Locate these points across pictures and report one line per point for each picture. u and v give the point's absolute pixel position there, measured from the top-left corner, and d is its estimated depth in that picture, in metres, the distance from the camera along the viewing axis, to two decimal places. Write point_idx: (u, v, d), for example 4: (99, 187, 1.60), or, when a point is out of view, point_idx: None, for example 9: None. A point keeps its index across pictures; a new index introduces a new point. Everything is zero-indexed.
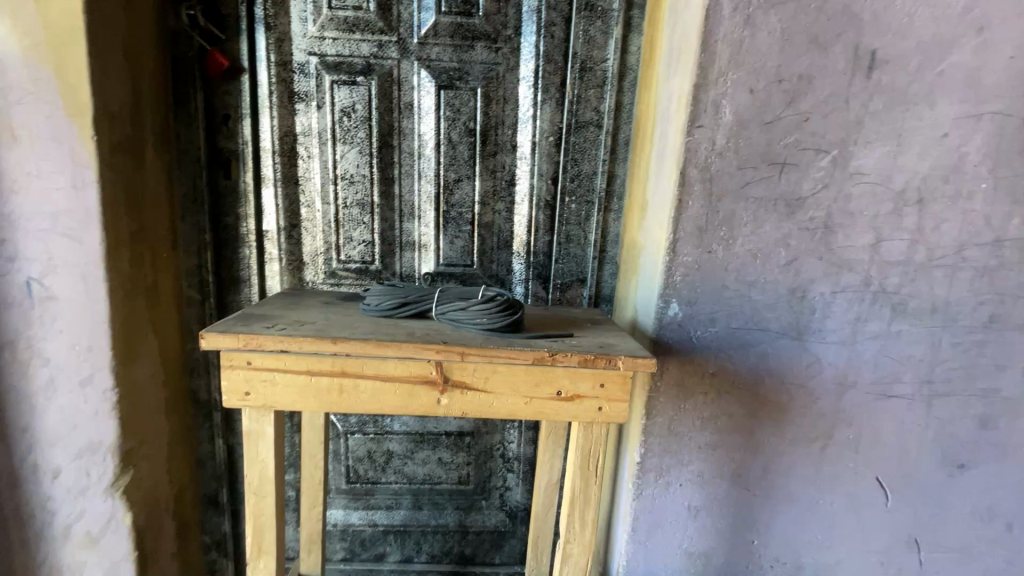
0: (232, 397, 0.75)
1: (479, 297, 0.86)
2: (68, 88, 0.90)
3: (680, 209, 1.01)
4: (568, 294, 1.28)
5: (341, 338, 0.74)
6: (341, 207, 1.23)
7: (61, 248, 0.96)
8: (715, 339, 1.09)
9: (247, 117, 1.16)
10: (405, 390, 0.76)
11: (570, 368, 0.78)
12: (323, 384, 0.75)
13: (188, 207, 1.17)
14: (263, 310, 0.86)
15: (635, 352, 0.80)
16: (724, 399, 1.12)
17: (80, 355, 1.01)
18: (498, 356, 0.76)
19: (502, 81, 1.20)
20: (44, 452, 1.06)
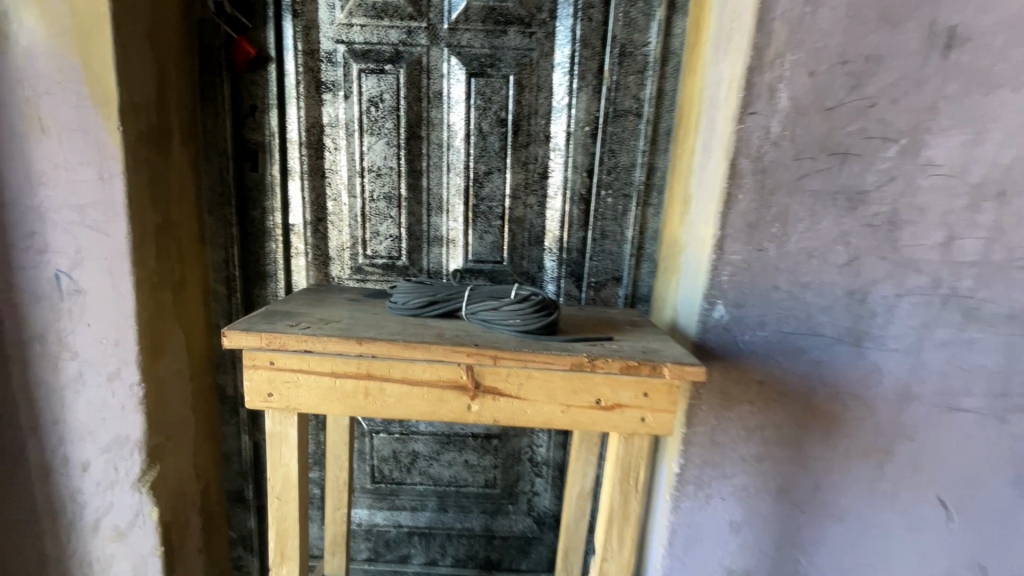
0: (254, 398, 0.71)
1: (512, 296, 0.81)
2: (94, 78, 0.88)
3: (729, 203, 0.94)
4: (603, 292, 1.22)
5: (368, 339, 0.69)
6: (368, 201, 1.20)
7: (89, 240, 0.94)
8: (764, 344, 1.01)
9: (274, 108, 1.13)
10: (434, 395, 0.71)
11: (611, 375, 0.72)
12: (348, 387, 0.71)
13: (215, 201, 1.16)
14: (288, 307, 0.83)
15: (682, 359, 0.73)
16: (771, 408, 1.04)
17: (107, 349, 1.00)
18: (533, 361, 0.70)
19: (536, 68, 1.14)
20: (73, 445, 1.05)
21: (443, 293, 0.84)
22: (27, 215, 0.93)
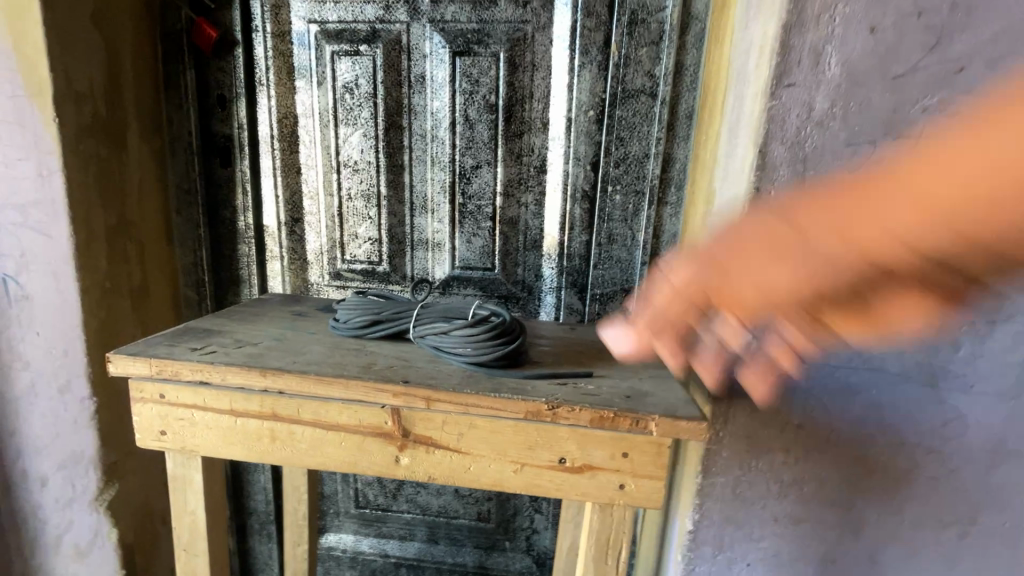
0: (145, 436, 0.60)
1: (468, 319, 0.65)
2: (27, 65, 0.80)
3: (759, 201, 0.74)
4: (610, 306, 1.04)
5: (271, 371, 0.56)
6: (345, 199, 1.07)
7: (32, 243, 0.86)
8: (803, 379, 0.80)
9: (242, 97, 1.03)
10: (354, 443, 0.57)
11: (578, 428, 0.55)
12: (251, 429, 0.58)
13: (183, 200, 1.07)
14: (211, 324, 0.71)
15: (674, 409, 0.55)
16: (812, 459, 0.82)
17: (57, 360, 0.92)
18: (475, 406, 0.54)
19: (531, 43, 0.97)
20: (31, 459, 0.98)
21: (387, 312, 0.69)
22: None
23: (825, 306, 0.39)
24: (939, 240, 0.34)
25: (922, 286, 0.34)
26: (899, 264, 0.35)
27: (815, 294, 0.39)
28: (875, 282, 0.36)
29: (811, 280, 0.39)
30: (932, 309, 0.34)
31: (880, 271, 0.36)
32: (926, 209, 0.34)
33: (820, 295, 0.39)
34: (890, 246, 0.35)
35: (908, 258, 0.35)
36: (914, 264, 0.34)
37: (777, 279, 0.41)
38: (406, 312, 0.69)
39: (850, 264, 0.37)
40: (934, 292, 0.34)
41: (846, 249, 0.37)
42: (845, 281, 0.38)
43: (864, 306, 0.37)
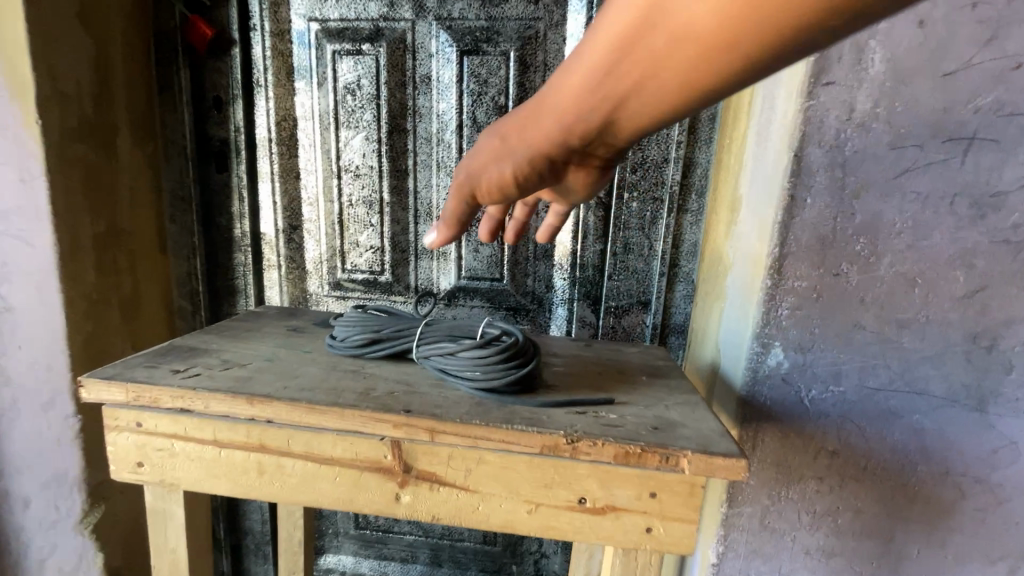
0: (121, 468, 0.54)
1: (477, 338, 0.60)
2: (9, 63, 0.75)
3: (794, 209, 0.68)
4: (626, 320, 0.98)
5: (259, 399, 0.50)
6: (346, 206, 1.02)
7: (13, 252, 0.81)
8: (839, 403, 0.73)
9: (239, 99, 0.98)
10: (349, 478, 0.51)
11: (601, 465, 0.49)
12: (237, 461, 0.52)
13: (177, 206, 1.03)
14: (198, 342, 0.66)
15: (709, 444, 0.49)
16: (848, 489, 0.76)
17: (40, 376, 0.86)
18: (485, 440, 0.49)
19: (543, 42, 0.91)
20: (12, 480, 0.92)
21: (387, 330, 0.64)
22: None
23: (608, 124, 0.38)
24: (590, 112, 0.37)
25: (676, 109, 0.34)
26: (696, 70, 0.30)
27: (601, 126, 0.38)
28: (651, 65, 0.31)
29: (607, 79, 0.34)
30: (692, 94, 0.32)
31: (630, 99, 0.34)
32: (598, 94, 0.35)
33: (609, 117, 0.37)
34: (654, 35, 0.30)
35: (665, 64, 0.31)
36: (693, 77, 0.31)
37: (578, 84, 0.35)
38: (407, 330, 0.63)
39: (592, 96, 0.35)
40: (696, 90, 0.32)
41: (595, 55, 0.32)
42: (627, 101, 0.35)
43: (638, 105, 0.35)
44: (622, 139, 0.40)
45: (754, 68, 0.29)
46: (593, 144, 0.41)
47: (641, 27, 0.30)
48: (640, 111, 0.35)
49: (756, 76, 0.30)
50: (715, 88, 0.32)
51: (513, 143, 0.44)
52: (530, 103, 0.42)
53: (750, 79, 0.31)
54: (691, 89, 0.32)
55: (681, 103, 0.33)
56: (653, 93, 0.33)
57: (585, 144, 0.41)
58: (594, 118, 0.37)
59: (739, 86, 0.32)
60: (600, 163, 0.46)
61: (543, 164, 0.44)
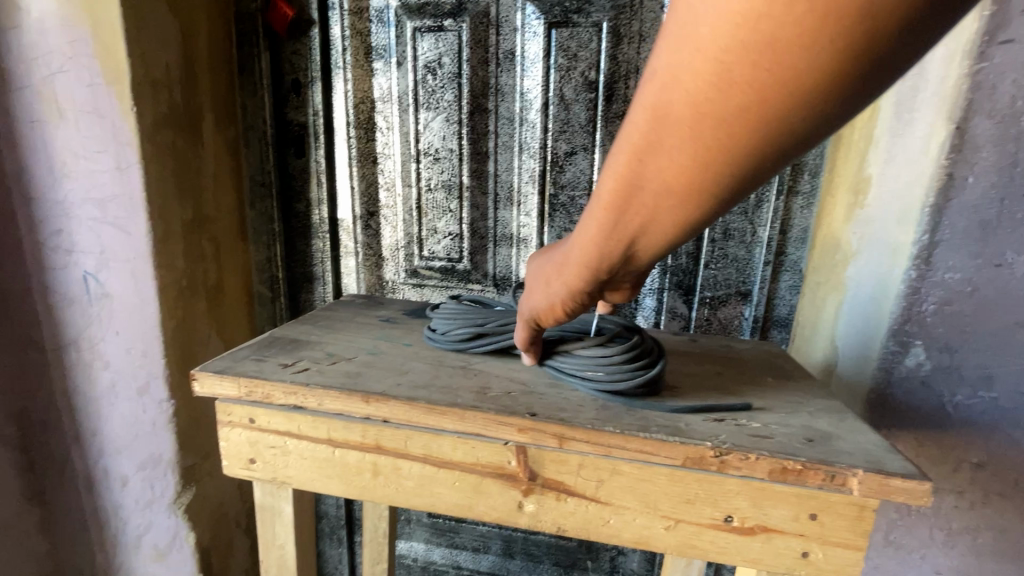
0: (234, 464, 0.54)
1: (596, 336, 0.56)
2: (106, 51, 0.75)
3: (951, 190, 0.59)
4: (722, 312, 0.91)
5: (375, 397, 0.48)
6: (424, 191, 0.99)
7: (112, 239, 0.82)
8: (990, 410, 0.65)
9: (318, 81, 0.95)
10: (470, 483, 0.48)
11: (751, 480, 0.44)
12: (352, 462, 0.51)
13: (257, 193, 1.02)
14: (298, 334, 0.64)
15: (881, 461, 0.43)
16: (993, 506, 0.67)
17: (136, 361, 0.88)
18: (619, 448, 0.45)
19: (639, 10, 0.84)
20: (111, 459, 0.94)
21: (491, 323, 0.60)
22: (50, 211, 0.82)
23: (633, 261, 0.42)
24: (604, 252, 0.41)
25: (682, 235, 0.38)
26: (689, 211, 0.35)
27: (623, 260, 0.42)
28: (655, 211, 0.36)
29: (620, 232, 0.39)
30: (697, 221, 0.36)
31: (639, 238, 0.39)
32: (609, 239, 0.40)
33: (625, 255, 0.41)
34: (643, 195, 0.35)
35: (666, 207, 0.35)
36: (694, 211, 0.35)
37: (594, 242, 0.41)
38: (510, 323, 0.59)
39: (607, 242, 0.40)
40: (695, 222, 0.36)
41: (597, 218, 0.39)
42: (641, 239, 0.39)
43: (655, 239, 0.39)
44: (644, 268, 0.44)
45: (742, 189, 0.33)
46: (620, 278, 0.45)
47: (636, 187, 0.35)
48: (657, 243, 0.40)
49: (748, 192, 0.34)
50: (716, 213, 0.36)
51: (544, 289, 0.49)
52: (552, 259, 0.48)
53: (742, 196, 0.34)
54: (697, 218, 0.36)
55: (689, 230, 0.37)
56: (661, 229, 0.38)
57: (614, 278, 0.45)
58: (616, 261, 0.42)
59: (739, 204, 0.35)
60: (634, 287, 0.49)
61: (579, 305, 0.48)
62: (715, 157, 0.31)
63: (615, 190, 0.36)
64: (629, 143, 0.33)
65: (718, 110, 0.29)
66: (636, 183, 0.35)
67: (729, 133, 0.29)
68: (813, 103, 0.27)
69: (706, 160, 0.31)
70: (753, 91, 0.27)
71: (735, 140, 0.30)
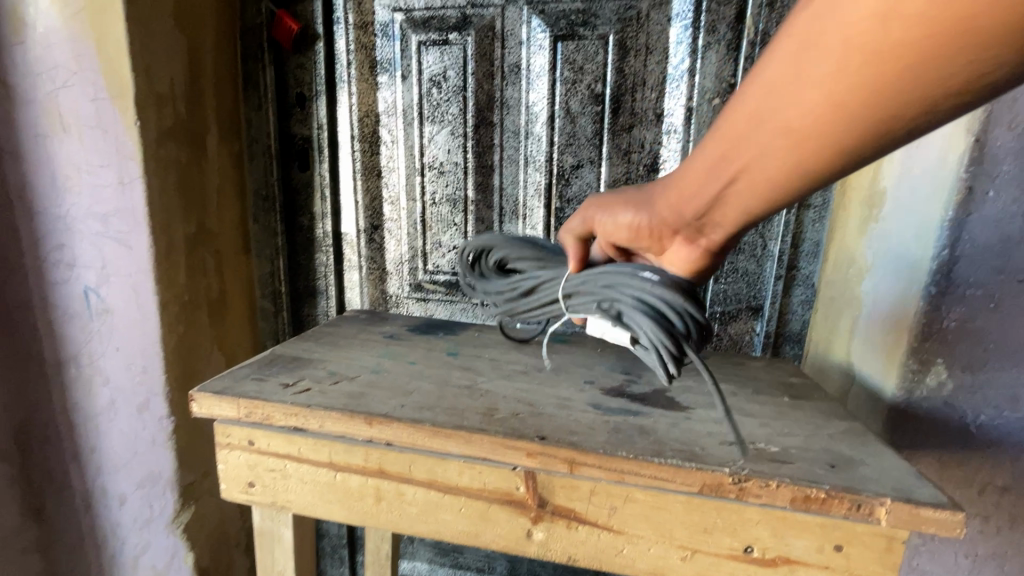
0: (232, 487, 0.53)
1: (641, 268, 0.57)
2: (110, 65, 0.75)
3: (971, 204, 0.57)
4: (732, 327, 0.89)
5: (378, 420, 0.47)
6: (429, 205, 0.98)
7: (113, 254, 0.81)
8: (1015, 431, 0.62)
9: (322, 95, 0.95)
10: (476, 511, 0.47)
11: (773, 509, 0.42)
12: (353, 487, 0.49)
13: (261, 207, 1.01)
14: (300, 351, 0.63)
15: (910, 489, 0.41)
16: (1020, 531, 0.65)
17: (136, 377, 0.87)
18: (634, 474, 0.43)
19: (646, 23, 0.83)
20: (109, 477, 0.92)
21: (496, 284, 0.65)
22: (53, 225, 0.81)
23: (720, 207, 0.46)
24: (702, 183, 0.45)
25: (778, 189, 0.41)
26: (793, 159, 0.38)
27: (717, 198, 0.45)
28: (757, 157, 0.40)
29: (724, 169, 0.43)
30: (801, 175, 0.39)
31: (738, 180, 0.43)
32: (713, 171, 0.44)
33: (722, 192, 0.44)
34: (758, 132, 0.39)
35: (769, 154, 0.39)
36: (792, 165, 0.39)
37: (698, 176, 0.45)
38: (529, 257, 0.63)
39: (711, 176, 0.44)
40: (801, 172, 0.39)
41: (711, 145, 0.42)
42: (736, 187, 0.43)
43: (746, 191, 0.43)
44: (730, 225, 0.47)
45: (845, 158, 0.37)
46: (701, 226, 0.49)
47: (749, 126, 0.39)
48: (749, 196, 0.43)
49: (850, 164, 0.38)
50: (822, 170, 0.38)
51: (632, 206, 0.54)
52: (653, 188, 0.53)
53: (843, 167, 0.38)
54: (791, 175, 0.40)
55: (781, 189, 0.41)
56: (758, 181, 0.41)
57: (695, 222, 0.49)
58: (706, 200, 0.46)
59: (837, 174, 0.39)
60: (698, 254, 0.52)
61: (662, 229, 0.52)
62: (839, 106, 0.34)
63: (731, 126, 0.40)
64: (759, 80, 0.37)
65: (860, 54, 0.31)
66: (750, 122, 0.39)
67: (850, 93, 0.33)
68: (948, 80, 0.30)
69: (822, 114, 0.35)
70: (893, 58, 0.31)
71: (866, 90, 0.33)
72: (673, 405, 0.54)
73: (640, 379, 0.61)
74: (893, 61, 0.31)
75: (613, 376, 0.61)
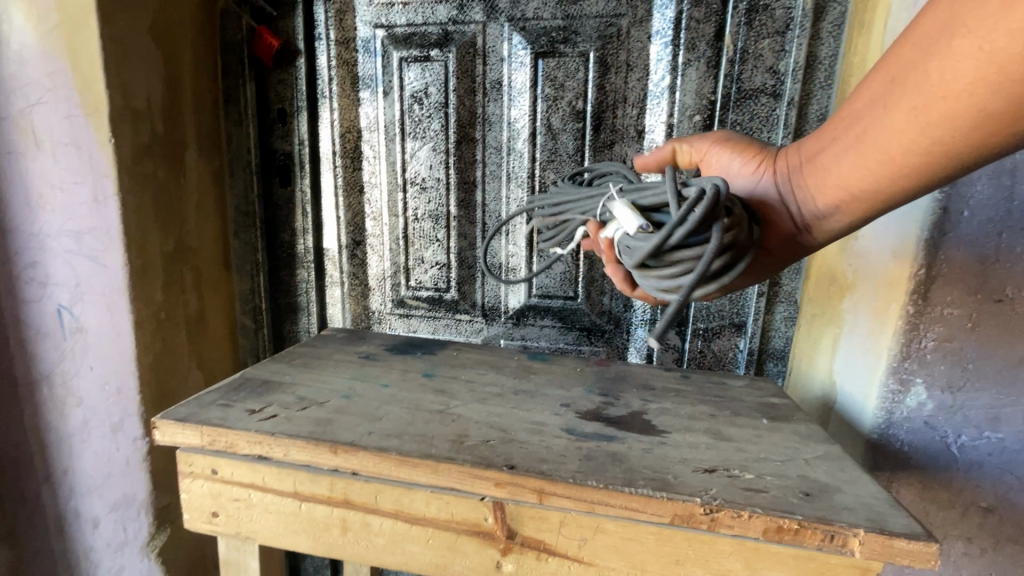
0: (196, 517, 0.52)
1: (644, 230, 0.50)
2: (84, 82, 0.74)
3: (946, 224, 0.57)
4: (715, 344, 0.88)
5: (344, 448, 0.46)
6: (411, 221, 0.97)
7: (87, 272, 0.80)
8: (996, 452, 0.62)
9: (304, 111, 0.95)
10: (444, 542, 0.46)
11: (745, 540, 0.41)
12: (320, 517, 0.48)
13: (241, 223, 1.00)
14: (271, 373, 0.62)
15: (884, 519, 0.40)
16: (1004, 553, 0.64)
17: (111, 398, 0.84)
18: (604, 505, 0.42)
19: (626, 41, 0.84)
20: (83, 499, 0.89)
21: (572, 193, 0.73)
22: (26, 243, 0.80)
23: (823, 175, 0.52)
24: (827, 140, 0.51)
25: (879, 157, 0.46)
26: (903, 126, 0.44)
27: (827, 158, 0.51)
28: (871, 126, 0.46)
29: (845, 129, 0.49)
30: (905, 147, 0.44)
31: (851, 140, 0.48)
32: (838, 128, 0.50)
33: (834, 153, 0.50)
34: (880, 98, 0.45)
35: (883, 126, 0.45)
36: (897, 142, 0.44)
37: (825, 138, 0.52)
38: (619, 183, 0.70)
39: (837, 133, 0.50)
40: (908, 144, 0.44)
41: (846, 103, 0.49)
42: (846, 156, 0.49)
43: (851, 160, 0.49)
44: (829, 198, 0.52)
45: (948, 145, 0.42)
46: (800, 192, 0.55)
47: (875, 92, 0.45)
48: (851, 172, 0.49)
49: (950, 159, 0.43)
50: (927, 144, 0.43)
51: (745, 147, 0.61)
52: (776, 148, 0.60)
53: (942, 160, 0.43)
54: (894, 152, 0.45)
55: (877, 170, 0.47)
56: (865, 155, 0.47)
57: (797, 183, 0.55)
58: (818, 160, 0.52)
59: (935, 170, 0.44)
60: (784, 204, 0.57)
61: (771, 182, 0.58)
62: (961, 77, 0.39)
63: (862, 90, 0.47)
64: (895, 50, 0.44)
65: (996, 27, 0.37)
66: (877, 89, 0.45)
67: (970, 78, 0.39)
68: None
69: (939, 92, 0.41)
70: (1012, 52, 0.36)
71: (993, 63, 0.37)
72: (649, 430, 0.53)
73: (617, 401, 0.60)
74: (1014, 54, 0.36)
75: (591, 398, 0.60)
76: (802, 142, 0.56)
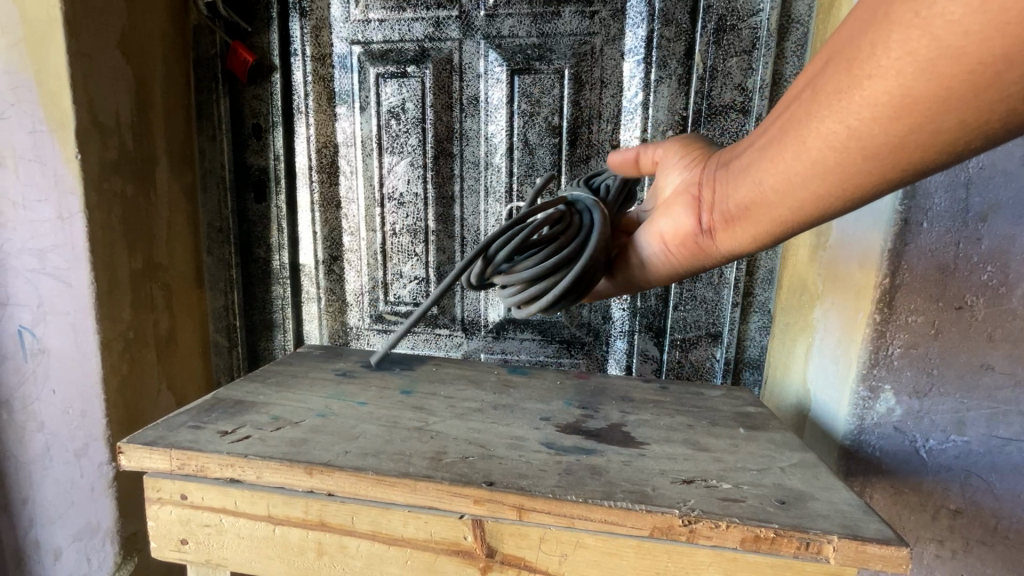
0: (164, 544, 0.50)
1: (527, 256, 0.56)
2: (50, 97, 0.72)
3: (908, 235, 0.59)
4: (694, 353, 0.90)
5: (319, 469, 0.45)
6: (389, 235, 0.97)
7: (51, 291, 0.77)
8: (963, 455, 0.63)
9: (280, 127, 0.94)
10: (422, 562, 0.46)
11: (724, 551, 0.42)
12: (295, 541, 0.47)
13: (214, 239, 0.98)
14: (245, 393, 0.60)
15: (856, 525, 0.41)
16: (974, 554, 0.65)
17: (74, 422, 0.80)
18: (585, 520, 0.42)
19: (599, 58, 0.85)
20: (44, 528, 0.85)
21: None
22: None
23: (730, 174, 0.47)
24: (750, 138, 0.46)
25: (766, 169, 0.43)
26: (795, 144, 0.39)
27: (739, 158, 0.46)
28: (783, 124, 0.41)
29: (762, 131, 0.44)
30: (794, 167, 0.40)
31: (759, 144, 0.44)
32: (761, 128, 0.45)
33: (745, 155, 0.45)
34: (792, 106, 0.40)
35: (790, 123, 0.40)
36: (798, 143, 0.39)
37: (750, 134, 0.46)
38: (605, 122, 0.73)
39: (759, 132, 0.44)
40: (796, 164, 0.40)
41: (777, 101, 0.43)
42: (766, 135, 0.43)
43: (756, 160, 0.44)
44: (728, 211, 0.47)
45: (839, 158, 0.37)
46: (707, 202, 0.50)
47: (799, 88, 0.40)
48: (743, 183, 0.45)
49: (843, 174, 0.38)
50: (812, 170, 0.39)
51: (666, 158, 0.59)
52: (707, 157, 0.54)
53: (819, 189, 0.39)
54: (794, 159, 0.40)
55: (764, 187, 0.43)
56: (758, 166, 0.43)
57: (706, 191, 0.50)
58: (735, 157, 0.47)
59: (832, 185, 0.39)
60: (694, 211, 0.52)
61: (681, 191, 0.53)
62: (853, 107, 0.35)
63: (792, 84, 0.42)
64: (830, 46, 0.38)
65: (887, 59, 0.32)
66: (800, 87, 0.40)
67: (896, 57, 0.32)
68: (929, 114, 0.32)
69: (839, 96, 0.36)
70: (947, 24, 0.29)
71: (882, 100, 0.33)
72: (628, 442, 0.53)
73: (597, 413, 0.60)
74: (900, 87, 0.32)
75: (570, 411, 0.60)
76: (738, 143, 0.49)
